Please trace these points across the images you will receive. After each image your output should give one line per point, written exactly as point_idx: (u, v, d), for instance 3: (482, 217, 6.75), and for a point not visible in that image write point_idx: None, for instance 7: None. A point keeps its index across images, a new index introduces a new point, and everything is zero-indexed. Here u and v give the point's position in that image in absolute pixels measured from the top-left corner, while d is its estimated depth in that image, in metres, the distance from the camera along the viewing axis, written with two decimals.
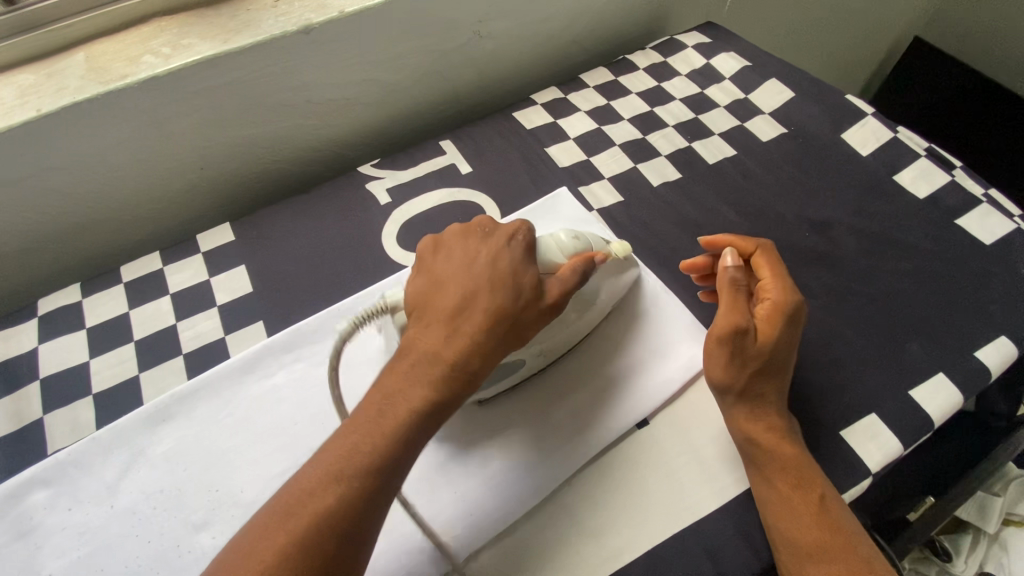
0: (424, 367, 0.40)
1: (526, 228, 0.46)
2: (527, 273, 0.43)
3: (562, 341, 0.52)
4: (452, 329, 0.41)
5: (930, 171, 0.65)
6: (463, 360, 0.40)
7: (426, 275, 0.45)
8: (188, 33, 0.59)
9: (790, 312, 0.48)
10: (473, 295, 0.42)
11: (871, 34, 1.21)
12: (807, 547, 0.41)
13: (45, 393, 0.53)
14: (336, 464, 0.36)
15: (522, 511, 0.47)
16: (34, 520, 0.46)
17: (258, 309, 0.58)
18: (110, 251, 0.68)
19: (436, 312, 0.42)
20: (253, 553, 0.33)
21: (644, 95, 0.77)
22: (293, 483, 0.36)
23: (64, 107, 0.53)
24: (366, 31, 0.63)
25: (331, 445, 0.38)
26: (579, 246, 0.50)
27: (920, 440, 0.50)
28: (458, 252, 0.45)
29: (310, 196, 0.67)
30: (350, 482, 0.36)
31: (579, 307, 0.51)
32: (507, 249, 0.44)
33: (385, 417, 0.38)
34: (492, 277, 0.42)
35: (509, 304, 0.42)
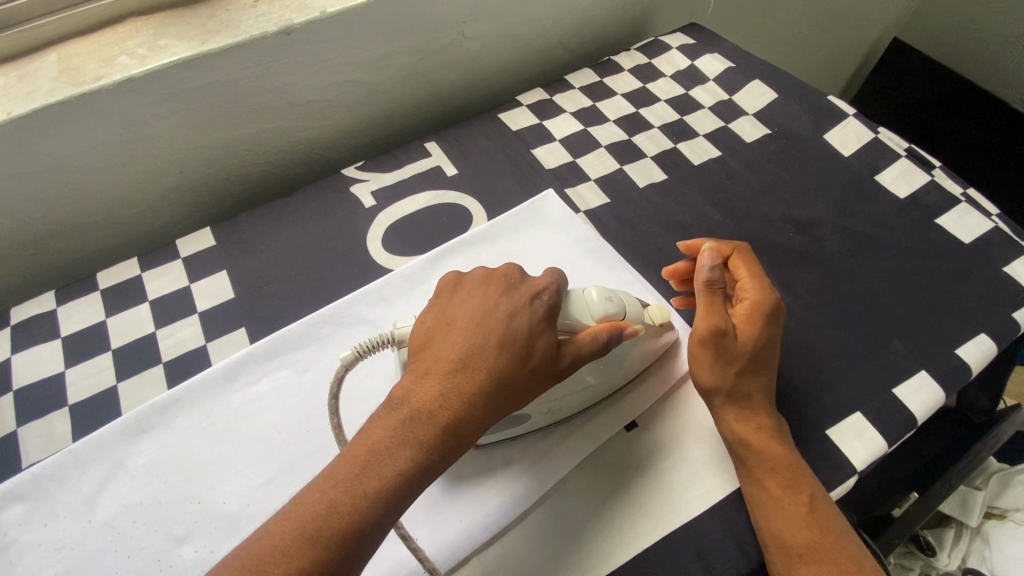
0: (415, 424, 0.39)
1: (553, 287, 0.45)
2: (541, 336, 0.43)
3: (574, 399, 0.48)
4: (451, 386, 0.40)
5: (910, 171, 0.66)
6: (458, 423, 0.40)
7: (437, 316, 0.44)
8: (164, 33, 0.58)
9: (769, 310, 0.48)
10: (478, 352, 0.42)
11: (851, 35, 1.23)
12: (800, 549, 0.41)
13: (19, 405, 0.52)
14: (314, 518, 0.35)
15: (511, 516, 0.46)
16: (8, 536, 0.45)
17: (240, 315, 0.57)
18: (87, 258, 0.66)
19: (439, 364, 0.41)
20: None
21: (629, 97, 0.77)
22: (265, 535, 0.35)
23: (36, 110, 0.52)
24: (348, 31, 0.63)
25: (308, 495, 0.36)
26: (611, 308, 0.47)
27: (904, 438, 0.50)
28: (477, 297, 0.45)
29: (293, 199, 0.66)
30: (325, 542, 0.35)
31: (595, 372, 0.47)
32: (524, 306, 0.44)
33: (371, 475, 0.37)
34: (503, 335, 0.42)
35: (513, 366, 0.41)
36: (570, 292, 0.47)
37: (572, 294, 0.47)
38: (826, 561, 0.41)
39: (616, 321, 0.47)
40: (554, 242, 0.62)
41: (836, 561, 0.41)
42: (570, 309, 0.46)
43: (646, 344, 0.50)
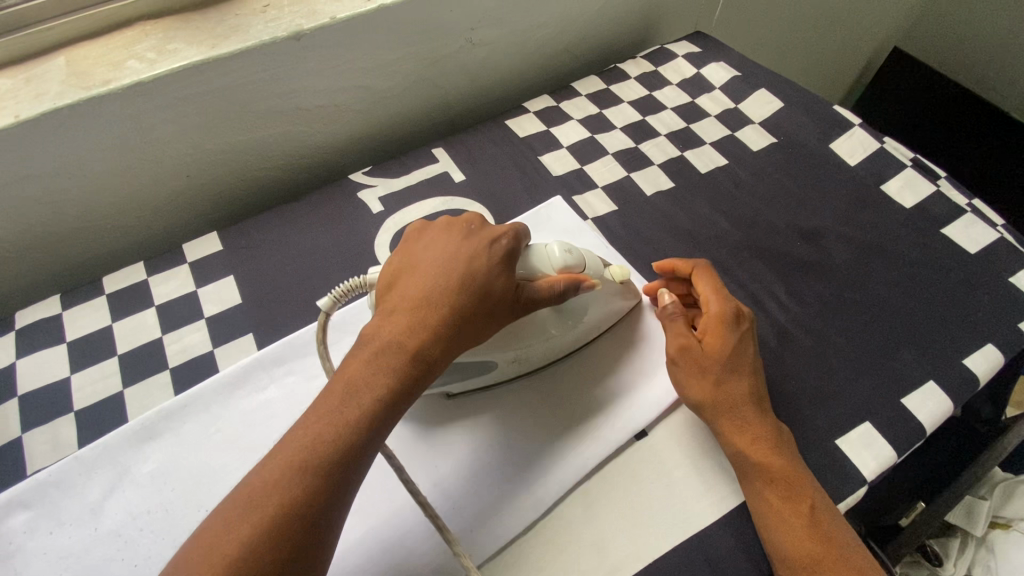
0: (387, 355, 0.40)
1: (512, 233, 0.47)
2: (497, 268, 0.45)
3: (541, 351, 0.51)
4: (419, 319, 0.41)
5: (916, 181, 0.67)
6: (429, 350, 0.41)
7: (402, 261, 0.45)
8: (173, 38, 0.58)
9: (729, 317, 0.50)
10: (443, 287, 0.43)
11: (853, 44, 1.23)
12: (802, 560, 0.41)
13: (24, 411, 0.51)
14: (299, 452, 0.36)
15: (535, 519, 0.46)
16: (13, 544, 0.44)
17: (247, 321, 0.57)
18: (91, 262, 0.66)
19: (404, 302, 0.42)
20: (219, 544, 0.33)
21: (636, 104, 0.77)
22: (252, 478, 0.35)
23: (44, 114, 0.52)
24: (357, 37, 0.63)
25: (291, 435, 0.37)
26: (570, 261, 0.48)
27: (913, 448, 0.50)
28: (435, 240, 0.46)
29: (300, 204, 0.66)
30: (312, 471, 0.35)
31: (557, 324, 0.50)
32: (482, 244, 0.45)
33: (349, 407, 0.38)
34: (464, 270, 0.43)
35: (476, 299, 0.43)
36: (531, 247, 0.49)
37: (533, 247, 0.49)
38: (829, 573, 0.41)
39: (574, 272, 0.49)
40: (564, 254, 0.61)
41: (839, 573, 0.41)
42: (531, 260, 0.48)
43: (602, 302, 0.52)
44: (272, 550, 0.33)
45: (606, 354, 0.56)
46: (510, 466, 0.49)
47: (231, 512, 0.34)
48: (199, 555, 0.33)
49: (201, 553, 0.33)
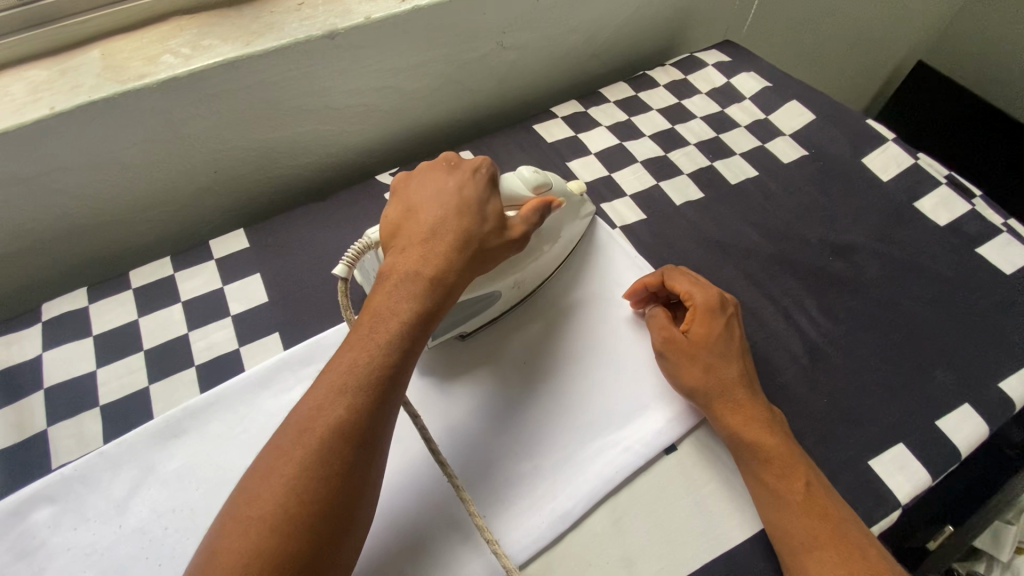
0: (406, 284, 0.41)
1: (490, 163, 0.47)
2: (491, 202, 0.46)
3: (534, 274, 0.55)
4: (428, 248, 0.42)
5: (951, 199, 0.66)
6: (443, 274, 0.42)
7: (399, 206, 0.46)
8: (207, 34, 0.57)
9: (714, 306, 0.51)
10: (444, 219, 0.44)
11: (879, 57, 1.22)
12: (798, 536, 0.42)
13: (49, 403, 0.51)
14: (338, 377, 0.37)
15: (570, 520, 0.46)
16: (38, 539, 0.44)
17: (274, 320, 0.57)
18: (118, 254, 0.66)
19: (410, 237, 0.43)
20: (275, 471, 0.34)
21: (665, 112, 0.76)
22: (295, 411, 0.36)
23: (79, 106, 0.51)
24: (391, 38, 0.62)
25: (326, 367, 0.38)
26: (540, 180, 0.49)
27: (948, 471, 0.49)
28: (428, 182, 0.47)
29: (327, 204, 0.66)
30: (353, 392, 0.36)
31: (550, 242, 0.54)
32: (470, 179, 0.46)
33: (379, 333, 0.39)
34: (459, 204, 0.44)
35: (476, 230, 0.44)
36: (501, 176, 0.49)
37: (502, 175, 0.49)
38: (825, 547, 0.41)
39: (544, 193, 0.50)
40: (588, 271, 0.60)
41: (842, 552, 0.40)
42: (507, 187, 0.48)
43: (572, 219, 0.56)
44: (327, 467, 0.34)
45: (631, 355, 0.54)
46: (523, 427, 0.50)
47: (280, 445, 0.35)
48: (256, 485, 0.34)
49: (257, 480, 0.34)
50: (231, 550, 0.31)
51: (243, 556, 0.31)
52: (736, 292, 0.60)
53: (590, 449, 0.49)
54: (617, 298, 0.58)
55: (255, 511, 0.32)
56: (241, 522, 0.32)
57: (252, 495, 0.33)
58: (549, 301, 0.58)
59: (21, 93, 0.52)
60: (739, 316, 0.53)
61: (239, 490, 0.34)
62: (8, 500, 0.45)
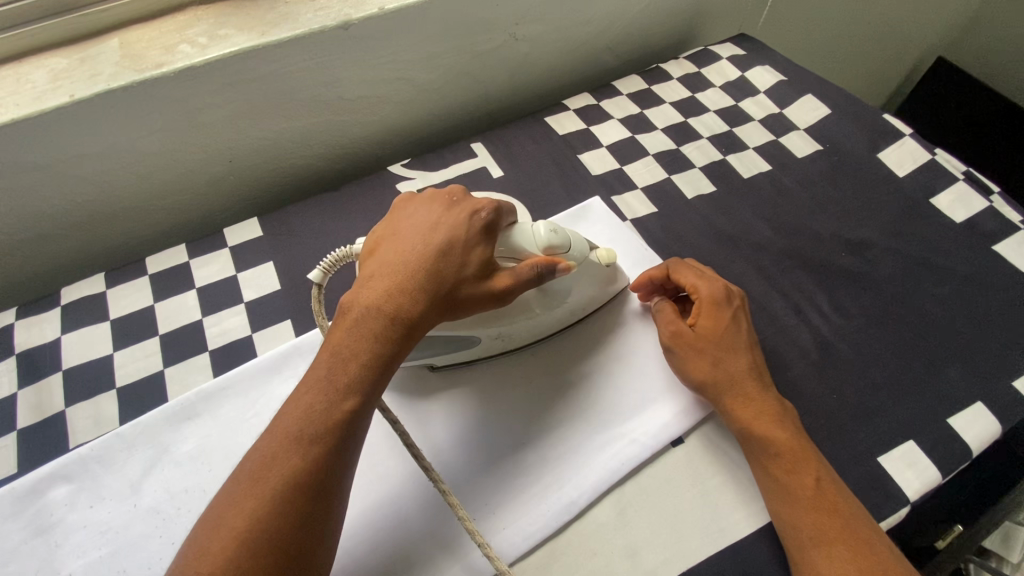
0: (371, 327, 0.40)
1: (496, 208, 0.46)
2: (477, 248, 0.44)
3: (524, 331, 0.52)
4: (397, 291, 0.42)
5: (968, 195, 0.65)
6: (409, 319, 0.41)
7: (384, 238, 0.46)
8: (224, 24, 0.58)
9: (720, 298, 0.51)
10: (417, 261, 0.43)
11: (898, 52, 1.20)
12: (808, 530, 0.41)
13: (68, 385, 0.53)
14: (293, 426, 0.37)
15: (573, 513, 0.46)
16: (55, 516, 0.45)
17: (286, 308, 0.57)
18: (135, 241, 0.67)
19: (383, 276, 0.43)
20: (223, 518, 0.34)
21: (677, 105, 0.76)
22: (254, 453, 0.37)
23: (98, 94, 0.52)
24: (403, 29, 0.62)
25: (285, 411, 0.38)
26: (556, 240, 0.47)
27: (959, 469, 0.49)
28: (421, 217, 0.46)
29: (339, 194, 0.66)
30: (308, 443, 0.36)
31: (546, 304, 0.50)
32: (460, 220, 0.45)
33: (338, 378, 0.39)
34: (436, 244, 0.44)
35: (449, 274, 0.43)
36: (517, 225, 0.47)
37: (518, 224, 0.47)
38: (834, 541, 0.41)
39: (557, 254, 0.47)
40: None
41: (851, 545, 0.40)
42: (515, 240, 0.46)
43: (589, 283, 0.53)
44: (272, 521, 0.34)
45: (635, 352, 0.54)
46: (520, 430, 0.50)
47: (234, 489, 0.35)
48: (208, 531, 0.34)
49: (207, 525, 0.34)
50: None
51: None
52: (746, 286, 0.60)
53: (592, 443, 0.49)
54: (623, 292, 0.58)
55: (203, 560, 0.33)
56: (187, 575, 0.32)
57: (202, 539, 0.34)
58: None
59: (41, 81, 0.53)
60: (746, 308, 0.53)
61: (195, 531, 0.34)
62: (28, 477, 0.46)
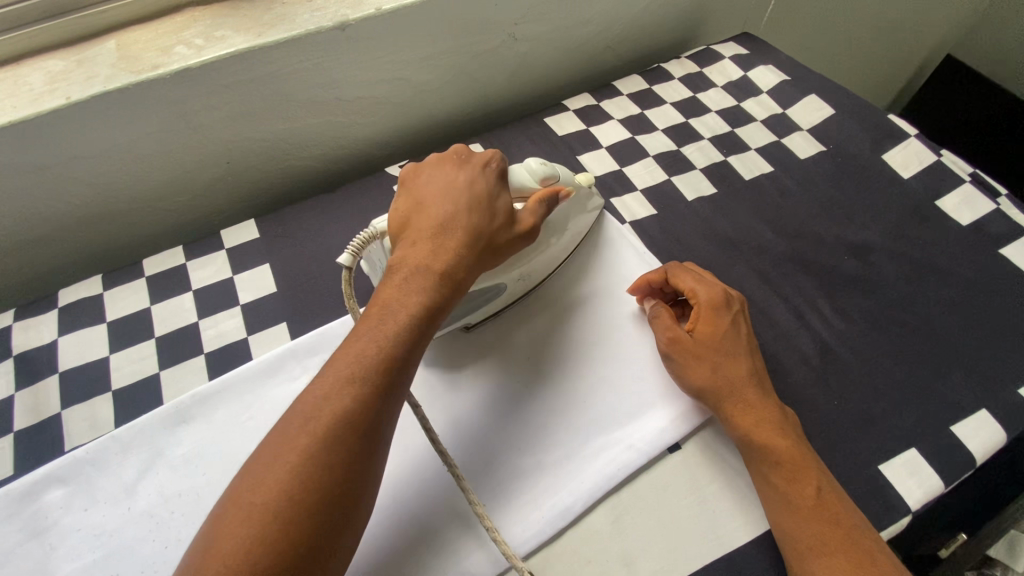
0: (417, 275, 0.41)
1: (499, 156, 0.48)
2: (501, 198, 0.46)
3: (540, 266, 0.54)
4: (439, 243, 0.42)
5: (974, 198, 0.63)
6: (452, 269, 0.42)
7: (408, 197, 0.46)
8: (220, 25, 0.58)
9: (719, 303, 0.50)
10: (454, 212, 0.44)
11: (905, 50, 1.18)
12: (808, 544, 0.41)
13: (64, 387, 0.53)
14: (348, 366, 0.36)
15: (570, 520, 0.45)
16: (50, 519, 0.45)
17: (282, 310, 0.57)
18: (133, 242, 0.67)
19: (422, 230, 0.43)
20: (279, 458, 0.33)
21: (678, 106, 0.75)
22: (303, 396, 0.36)
23: (94, 96, 0.52)
24: (401, 29, 0.62)
25: (335, 355, 0.37)
26: (548, 171, 0.50)
27: (962, 479, 0.48)
28: (442, 175, 0.47)
29: (336, 195, 0.66)
30: (363, 381, 0.36)
31: (556, 234, 0.53)
32: (481, 175, 0.47)
33: (388, 322, 0.39)
34: (470, 197, 0.45)
35: (486, 226, 0.44)
36: (509, 166, 0.49)
37: (511, 165, 0.49)
38: (835, 554, 0.40)
39: (552, 184, 0.50)
40: (592, 267, 0.60)
41: (851, 558, 0.40)
42: (514, 177, 0.48)
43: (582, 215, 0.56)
44: (336, 453, 0.34)
45: (634, 354, 0.54)
46: (531, 421, 0.50)
47: (288, 428, 0.34)
48: (263, 468, 0.33)
49: (261, 468, 0.33)
50: (238, 534, 0.31)
51: (244, 541, 0.30)
52: (746, 289, 0.59)
53: (595, 446, 0.49)
54: (622, 294, 0.57)
55: (260, 495, 0.32)
56: (246, 510, 0.32)
57: (256, 476, 0.33)
58: (556, 296, 0.58)
59: (38, 83, 0.53)
60: (745, 312, 0.52)
61: (245, 473, 0.33)
62: (23, 480, 0.47)
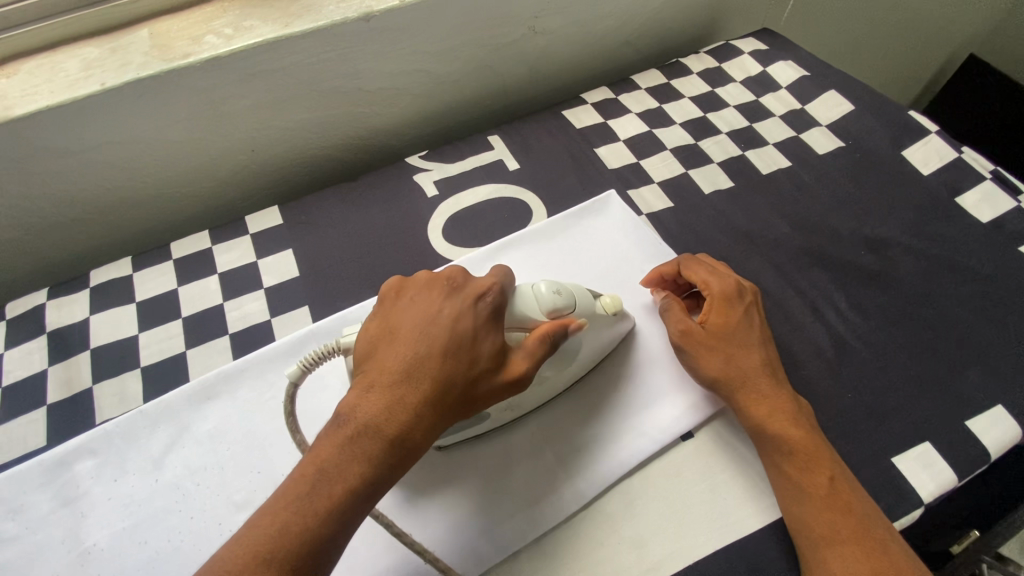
0: (364, 438, 0.37)
1: (497, 290, 0.43)
2: (486, 340, 0.41)
3: (531, 397, 0.48)
4: (397, 398, 0.38)
5: (995, 195, 0.63)
6: (406, 434, 0.38)
7: (382, 326, 0.42)
8: (249, 15, 0.59)
9: (731, 295, 0.51)
10: (421, 360, 0.39)
11: (928, 48, 1.17)
12: (819, 531, 0.41)
13: (95, 363, 0.55)
14: (265, 541, 0.33)
15: (581, 503, 0.46)
16: (81, 488, 0.47)
17: (305, 294, 0.59)
18: (159, 227, 0.69)
19: (383, 374, 0.39)
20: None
21: (697, 100, 0.75)
22: (216, 561, 0.33)
23: (128, 83, 0.54)
24: (424, 21, 0.63)
25: (257, 518, 0.35)
26: (559, 302, 0.45)
27: (976, 473, 0.48)
28: (422, 305, 0.42)
29: (358, 184, 0.67)
30: (278, 563, 0.33)
31: (559, 364, 0.47)
32: (467, 311, 0.42)
33: (319, 493, 0.35)
34: (447, 341, 0.40)
35: (457, 378, 0.39)
36: (520, 291, 0.45)
37: (520, 290, 0.45)
38: (846, 542, 0.40)
39: (563, 316, 0.45)
40: (606, 257, 0.60)
41: (862, 544, 0.40)
42: (521, 309, 0.44)
43: (595, 337, 0.50)
44: None
45: (645, 351, 0.54)
46: (533, 445, 0.49)
47: None
48: None
49: None
50: None
51: None
52: (762, 283, 0.59)
53: (605, 438, 0.49)
54: (633, 286, 0.58)
55: None
56: None
57: None
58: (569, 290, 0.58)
59: (74, 69, 0.55)
60: (758, 303, 0.53)
61: None
62: (56, 449, 0.48)
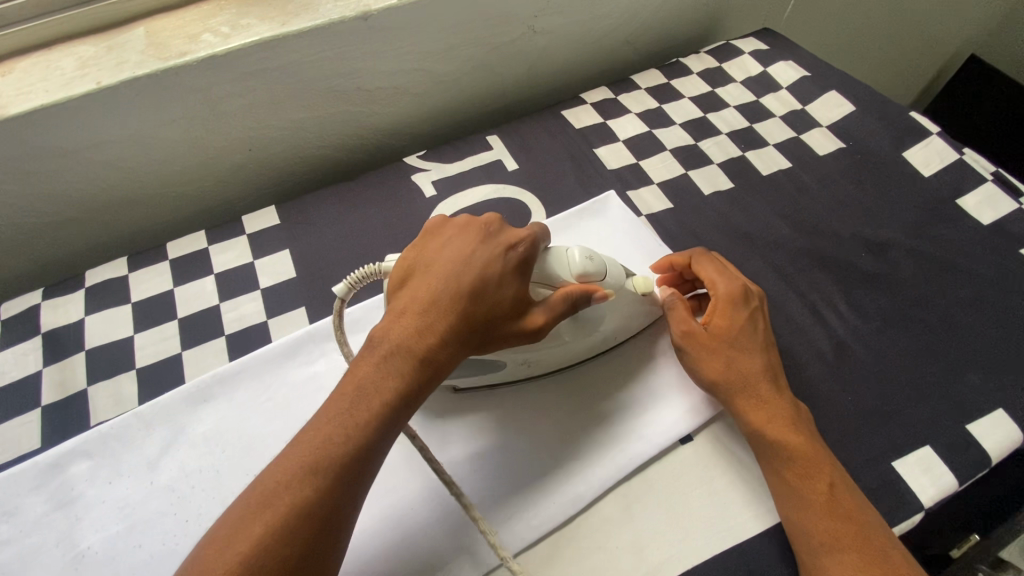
0: (399, 356, 0.38)
1: (522, 230, 0.43)
2: (514, 267, 0.41)
3: (551, 357, 0.50)
4: (428, 320, 0.39)
5: (996, 197, 0.63)
6: (439, 352, 0.39)
7: (413, 260, 0.42)
8: (246, 13, 0.59)
9: (737, 296, 0.50)
10: (449, 286, 0.40)
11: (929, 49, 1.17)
12: (820, 537, 0.41)
13: (90, 365, 0.54)
14: (312, 453, 0.35)
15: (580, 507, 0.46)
16: (76, 490, 0.47)
17: (301, 295, 0.58)
18: (156, 227, 0.68)
19: (412, 301, 0.40)
20: (231, 543, 0.32)
21: (697, 100, 0.75)
22: (265, 477, 0.35)
23: (124, 82, 0.54)
24: (422, 20, 0.62)
25: (303, 434, 0.36)
26: (590, 267, 0.44)
27: (976, 477, 0.48)
28: (450, 240, 0.42)
29: (355, 184, 0.67)
30: (326, 471, 0.34)
31: (585, 328, 0.48)
32: (494, 243, 0.42)
33: (360, 407, 0.36)
34: (473, 269, 0.40)
35: (486, 302, 0.40)
36: (551, 251, 0.45)
37: (552, 249, 0.45)
38: (846, 549, 0.40)
39: (591, 282, 0.45)
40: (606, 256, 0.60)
41: (863, 550, 0.40)
42: (550, 266, 0.44)
43: (622, 312, 0.50)
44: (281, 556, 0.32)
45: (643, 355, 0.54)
46: (529, 450, 0.49)
47: (242, 512, 0.33)
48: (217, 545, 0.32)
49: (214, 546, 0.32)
50: None
51: None
52: (762, 284, 0.59)
53: (607, 438, 0.49)
54: None
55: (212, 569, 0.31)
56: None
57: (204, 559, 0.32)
58: None
59: (69, 67, 0.54)
60: (763, 306, 0.52)
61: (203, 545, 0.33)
62: (50, 452, 0.48)
